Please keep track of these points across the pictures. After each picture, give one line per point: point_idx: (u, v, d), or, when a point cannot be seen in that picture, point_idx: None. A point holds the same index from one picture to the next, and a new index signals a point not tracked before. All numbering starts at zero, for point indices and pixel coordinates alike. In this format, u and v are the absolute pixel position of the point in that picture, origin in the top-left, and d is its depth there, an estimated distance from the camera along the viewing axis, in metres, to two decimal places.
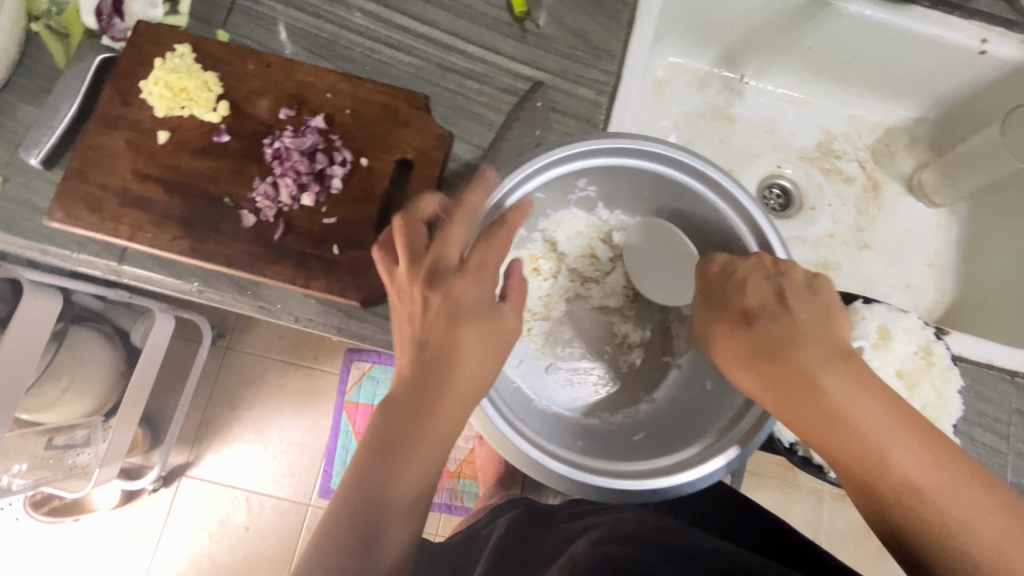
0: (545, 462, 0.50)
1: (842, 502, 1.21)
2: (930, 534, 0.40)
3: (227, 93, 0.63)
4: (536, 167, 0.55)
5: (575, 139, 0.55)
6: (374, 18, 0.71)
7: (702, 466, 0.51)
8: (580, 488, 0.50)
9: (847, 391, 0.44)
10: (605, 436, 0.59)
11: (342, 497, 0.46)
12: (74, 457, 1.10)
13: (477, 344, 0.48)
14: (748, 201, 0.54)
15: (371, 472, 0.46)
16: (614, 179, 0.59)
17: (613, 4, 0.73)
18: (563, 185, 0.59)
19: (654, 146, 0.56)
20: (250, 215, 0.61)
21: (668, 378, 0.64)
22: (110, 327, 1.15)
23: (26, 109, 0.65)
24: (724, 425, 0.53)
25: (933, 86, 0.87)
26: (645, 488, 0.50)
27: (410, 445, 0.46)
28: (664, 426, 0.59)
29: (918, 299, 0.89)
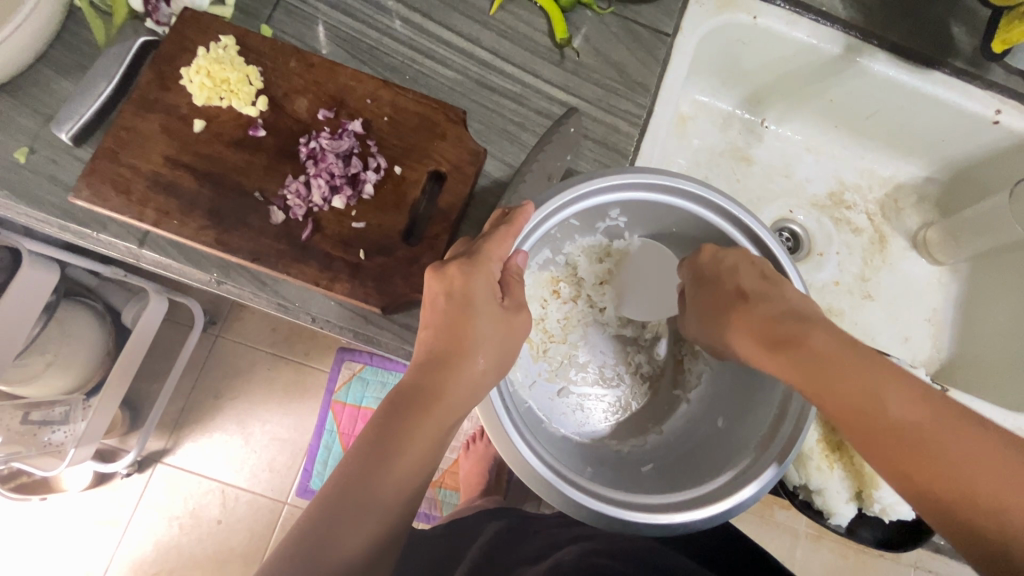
0: (561, 488, 0.50)
1: (817, 543, 1.23)
2: (920, 456, 0.43)
3: (267, 89, 0.64)
4: (572, 196, 0.56)
5: (612, 172, 0.56)
6: (417, 29, 0.72)
7: (708, 506, 0.51)
8: (593, 517, 0.50)
9: (832, 341, 0.48)
10: (614, 464, 0.59)
11: (345, 467, 0.47)
12: (50, 434, 1.04)
13: (488, 339, 0.50)
14: (774, 244, 0.56)
15: (379, 443, 0.48)
16: (646, 212, 0.61)
17: (651, 40, 0.75)
18: (595, 213, 0.60)
19: (692, 185, 0.57)
20: (279, 212, 0.61)
21: (677, 412, 0.65)
22: (100, 304, 1.12)
23: (61, 83, 0.64)
24: (735, 470, 0.54)
25: (945, 149, 0.90)
26: (659, 521, 0.51)
27: (420, 418, 0.48)
28: (672, 460, 0.60)
29: (915, 352, 0.92)
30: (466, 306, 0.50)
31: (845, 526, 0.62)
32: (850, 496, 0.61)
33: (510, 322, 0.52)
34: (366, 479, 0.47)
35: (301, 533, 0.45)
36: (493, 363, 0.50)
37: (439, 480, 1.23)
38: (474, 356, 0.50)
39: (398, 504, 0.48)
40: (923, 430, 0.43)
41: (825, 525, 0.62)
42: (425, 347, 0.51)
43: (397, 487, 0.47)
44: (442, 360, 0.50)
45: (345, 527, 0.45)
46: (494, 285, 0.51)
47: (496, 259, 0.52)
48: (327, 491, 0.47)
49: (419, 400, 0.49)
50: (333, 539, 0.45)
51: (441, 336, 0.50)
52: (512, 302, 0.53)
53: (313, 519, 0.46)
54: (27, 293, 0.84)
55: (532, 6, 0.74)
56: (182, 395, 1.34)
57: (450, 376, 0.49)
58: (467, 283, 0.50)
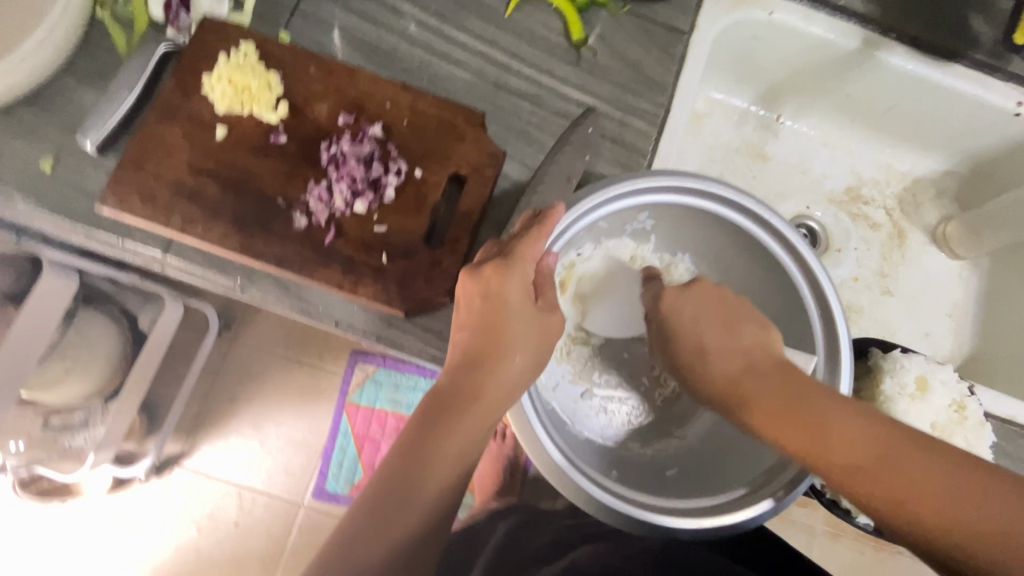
0: (591, 492, 0.50)
1: (835, 539, 1.22)
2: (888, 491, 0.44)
3: (288, 95, 0.64)
4: (599, 199, 0.56)
5: (638, 175, 0.57)
6: (433, 32, 0.72)
7: (735, 514, 0.51)
8: (623, 520, 0.50)
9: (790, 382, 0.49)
10: (639, 468, 0.60)
11: (386, 468, 0.49)
12: (70, 440, 1.10)
13: (524, 342, 0.50)
14: (800, 243, 0.56)
15: (417, 444, 0.48)
16: (671, 215, 0.61)
17: (668, 38, 0.75)
18: (621, 216, 0.61)
19: (717, 187, 0.57)
20: (302, 217, 0.61)
21: (698, 417, 0.65)
22: (118, 310, 1.13)
23: (84, 93, 0.65)
24: (763, 475, 0.54)
25: (965, 142, 0.89)
26: (688, 526, 0.51)
27: (455, 420, 0.48)
28: (694, 465, 0.61)
29: (935, 348, 0.91)
30: (501, 309, 0.50)
31: (872, 523, 0.62)
32: None
33: (544, 320, 0.51)
34: (407, 480, 0.48)
35: (349, 530, 0.47)
36: (529, 365, 0.50)
37: None
38: (508, 357, 0.49)
39: (439, 503, 0.49)
40: (890, 457, 0.45)
41: (853, 523, 0.61)
42: (459, 350, 0.50)
43: (438, 487, 0.48)
44: (476, 362, 0.49)
45: (389, 525, 0.47)
46: (528, 284, 0.51)
47: (530, 259, 0.51)
48: (369, 491, 0.48)
49: (453, 403, 0.48)
50: (378, 537, 0.47)
51: (476, 338, 0.49)
52: (546, 302, 0.52)
53: (358, 517, 0.47)
54: (48, 300, 0.85)
55: (548, 7, 0.74)
56: (198, 399, 1.36)
57: (485, 378, 0.48)
58: (503, 282, 0.50)
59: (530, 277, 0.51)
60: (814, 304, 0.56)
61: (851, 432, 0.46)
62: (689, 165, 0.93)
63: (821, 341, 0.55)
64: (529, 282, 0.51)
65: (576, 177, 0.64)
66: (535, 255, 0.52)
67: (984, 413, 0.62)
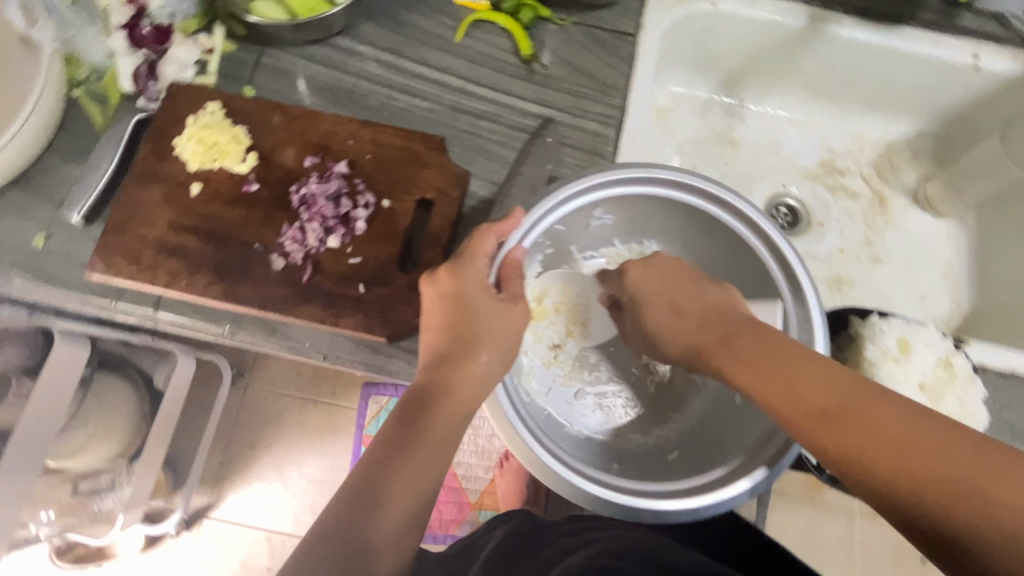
0: (588, 488, 0.49)
1: (874, 520, 1.19)
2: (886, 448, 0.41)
3: (255, 145, 0.67)
4: (554, 203, 0.56)
5: (589, 173, 0.57)
6: (389, 67, 0.75)
7: (723, 491, 0.50)
8: (627, 513, 0.49)
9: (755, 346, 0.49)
10: (639, 456, 0.60)
11: (359, 470, 0.46)
12: (99, 503, 1.11)
13: (492, 337, 0.51)
14: (759, 219, 0.56)
15: (391, 447, 0.47)
16: (630, 207, 0.62)
17: (616, 42, 0.77)
18: (580, 215, 0.61)
19: (667, 172, 0.57)
20: (279, 259, 0.64)
21: (693, 398, 0.65)
22: (135, 372, 1.17)
23: (68, 169, 0.69)
24: (761, 438, 0.53)
25: (930, 102, 0.89)
26: (689, 506, 0.50)
27: (433, 416, 0.48)
28: (696, 443, 0.60)
29: (933, 310, 0.89)
30: (465, 310, 0.51)
31: None
32: None
33: (504, 313, 0.52)
34: (385, 476, 0.46)
35: (317, 536, 0.43)
36: (495, 357, 0.51)
37: (478, 503, 1.22)
38: (477, 351, 0.50)
39: (416, 503, 0.46)
40: (851, 407, 0.43)
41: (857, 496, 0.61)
42: (431, 350, 0.52)
43: (415, 483, 0.46)
44: (448, 360, 0.50)
45: (363, 526, 0.44)
46: (484, 278, 0.53)
47: (482, 254, 0.53)
48: (342, 495, 0.45)
49: (430, 395, 0.49)
50: (353, 539, 0.43)
51: (443, 336, 0.52)
52: (508, 294, 0.53)
53: (331, 523, 0.44)
54: (63, 372, 0.88)
55: (496, 29, 0.77)
56: (219, 450, 1.38)
57: (458, 374, 0.49)
58: (456, 281, 0.52)
59: (483, 272, 0.53)
60: (784, 281, 0.56)
61: (817, 381, 0.45)
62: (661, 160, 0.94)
63: (794, 320, 0.54)
64: (485, 277, 0.53)
65: (539, 189, 0.69)
66: (488, 256, 0.54)
67: (973, 368, 0.61)
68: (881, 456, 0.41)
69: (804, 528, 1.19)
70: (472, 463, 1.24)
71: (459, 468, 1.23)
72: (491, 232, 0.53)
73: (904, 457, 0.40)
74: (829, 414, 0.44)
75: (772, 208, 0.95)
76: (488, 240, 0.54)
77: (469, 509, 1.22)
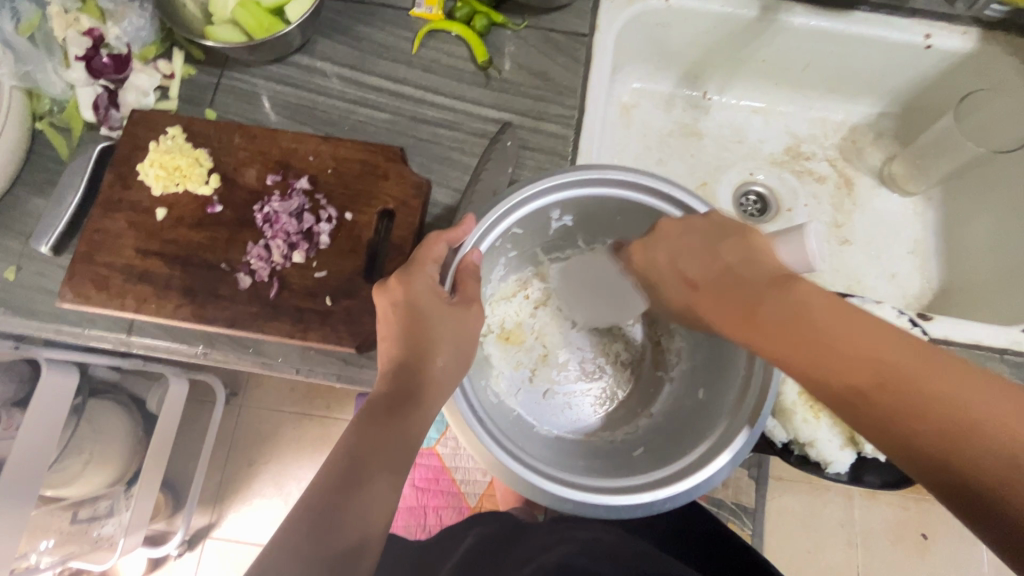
0: (545, 487, 0.50)
1: (870, 499, 1.19)
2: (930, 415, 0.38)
3: (217, 167, 0.68)
4: (508, 207, 0.57)
5: (542, 175, 0.58)
6: (348, 81, 0.76)
7: (687, 480, 0.51)
8: (585, 510, 0.50)
9: (784, 303, 0.44)
10: (608, 453, 0.60)
11: (324, 480, 0.46)
12: (98, 529, 1.13)
13: (447, 341, 0.53)
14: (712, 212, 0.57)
15: (356, 454, 0.48)
16: (588, 208, 0.62)
17: (570, 43, 0.78)
18: (538, 217, 0.62)
19: (618, 173, 0.58)
20: (246, 277, 0.64)
21: (662, 392, 0.66)
22: (126, 397, 1.16)
23: (36, 201, 0.70)
24: (724, 423, 0.54)
25: (889, 82, 0.90)
26: (646, 499, 0.50)
27: (396, 420, 0.49)
28: (662, 437, 0.60)
29: (906, 287, 0.90)
30: (418, 317, 0.52)
31: (847, 473, 0.61)
32: (845, 442, 0.61)
33: (458, 316, 0.54)
34: (351, 485, 0.46)
35: (283, 552, 0.42)
36: (452, 360, 0.53)
37: (477, 505, 1.22)
38: (434, 355, 0.52)
39: (384, 508, 0.47)
40: (897, 375, 0.39)
41: (829, 478, 0.61)
42: (389, 359, 0.53)
43: (381, 489, 0.47)
44: (406, 366, 0.52)
45: (331, 536, 0.44)
46: (436, 284, 0.54)
47: (433, 259, 0.55)
48: (308, 509, 0.45)
49: (391, 401, 0.50)
50: (323, 551, 0.43)
51: (400, 344, 0.53)
52: (463, 297, 0.54)
53: (298, 538, 0.43)
54: (52, 400, 0.87)
55: (450, 37, 0.78)
56: (218, 469, 1.38)
57: (416, 378, 0.51)
58: (408, 287, 0.53)
59: (435, 277, 0.54)
60: None
61: (857, 349, 0.41)
62: (628, 156, 0.95)
63: None
64: (436, 283, 0.54)
65: (500, 189, 0.69)
66: (440, 261, 0.55)
67: (930, 343, 0.62)
68: (927, 445, 0.38)
69: (801, 511, 1.19)
70: (469, 466, 1.23)
71: (456, 472, 1.23)
72: (444, 237, 0.55)
73: (965, 437, 0.36)
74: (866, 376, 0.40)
75: (741, 197, 0.96)
76: (441, 246, 0.55)
77: (468, 512, 1.22)
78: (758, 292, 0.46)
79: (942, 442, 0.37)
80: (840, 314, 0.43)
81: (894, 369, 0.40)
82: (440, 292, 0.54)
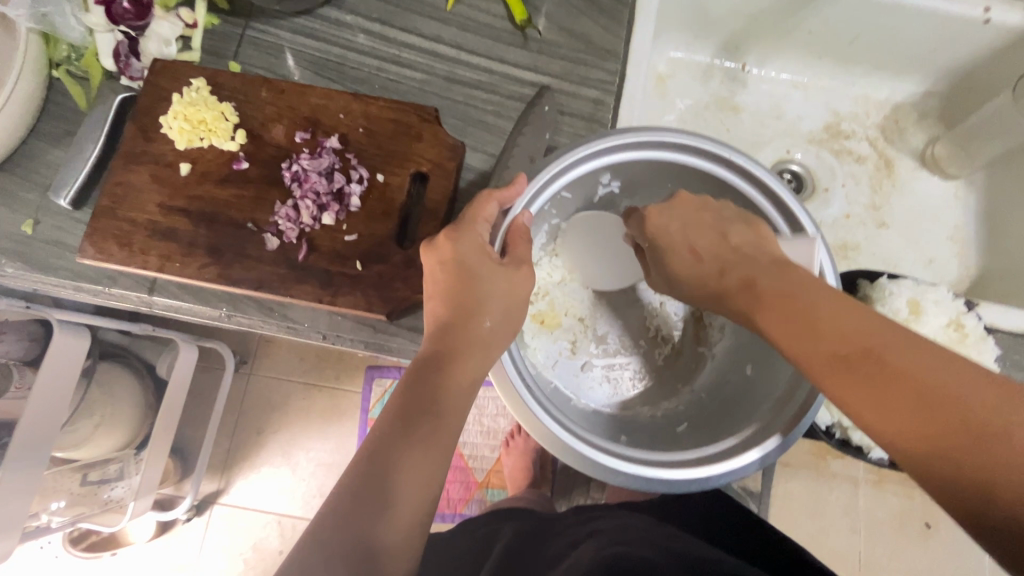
0: (595, 458, 0.49)
1: (879, 487, 1.19)
2: (905, 386, 0.38)
3: (243, 122, 0.65)
4: (560, 168, 0.55)
5: (595, 136, 0.55)
6: (379, 38, 0.73)
7: (736, 457, 0.50)
8: (638, 483, 0.49)
9: (778, 282, 0.46)
10: (649, 429, 0.59)
11: (367, 449, 0.45)
12: (108, 491, 1.10)
13: (498, 302, 0.51)
14: (774, 180, 0.54)
15: (395, 420, 0.46)
16: (638, 172, 0.60)
17: (612, 4, 0.74)
18: (587, 181, 0.60)
19: (676, 137, 0.55)
20: (273, 238, 0.62)
21: (704, 369, 0.64)
22: (138, 363, 1.15)
23: (53, 152, 0.67)
24: (773, 406, 0.52)
25: (939, 59, 0.86)
26: (699, 474, 0.49)
27: (436, 381, 0.48)
28: (707, 417, 0.59)
29: (940, 273, 0.88)
30: (466, 278, 0.51)
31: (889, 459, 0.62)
32: None
33: (506, 278, 0.52)
34: (394, 452, 0.44)
35: (327, 525, 0.41)
36: (500, 321, 0.51)
37: (486, 480, 1.22)
38: (480, 317, 0.50)
39: (429, 480, 0.45)
40: (876, 351, 0.40)
41: (866, 460, 0.62)
42: (435, 319, 0.52)
43: (424, 460, 0.45)
44: (449, 328, 0.50)
45: (377, 511, 0.42)
46: (478, 248, 0.52)
47: (483, 219, 0.53)
48: (351, 480, 0.43)
49: (430, 364, 0.49)
50: (369, 523, 0.41)
51: (446, 303, 0.51)
52: (513, 258, 0.53)
53: (340, 514, 0.41)
54: (64, 360, 0.84)
55: None
56: (226, 437, 1.38)
57: (461, 338, 0.50)
58: (455, 246, 0.52)
59: (484, 237, 0.53)
60: (796, 242, 0.54)
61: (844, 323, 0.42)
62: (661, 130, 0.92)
63: None
64: (484, 243, 0.53)
65: (537, 158, 0.65)
66: (489, 224, 0.54)
67: (983, 327, 0.60)
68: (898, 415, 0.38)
69: (810, 497, 1.19)
70: (479, 442, 1.23)
71: (467, 448, 1.23)
72: (494, 198, 0.53)
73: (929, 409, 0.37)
74: (846, 349, 0.41)
75: (776, 175, 0.93)
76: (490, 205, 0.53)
77: (477, 487, 1.22)
78: (754, 266, 0.48)
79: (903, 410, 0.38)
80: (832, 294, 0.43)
81: (874, 342, 0.40)
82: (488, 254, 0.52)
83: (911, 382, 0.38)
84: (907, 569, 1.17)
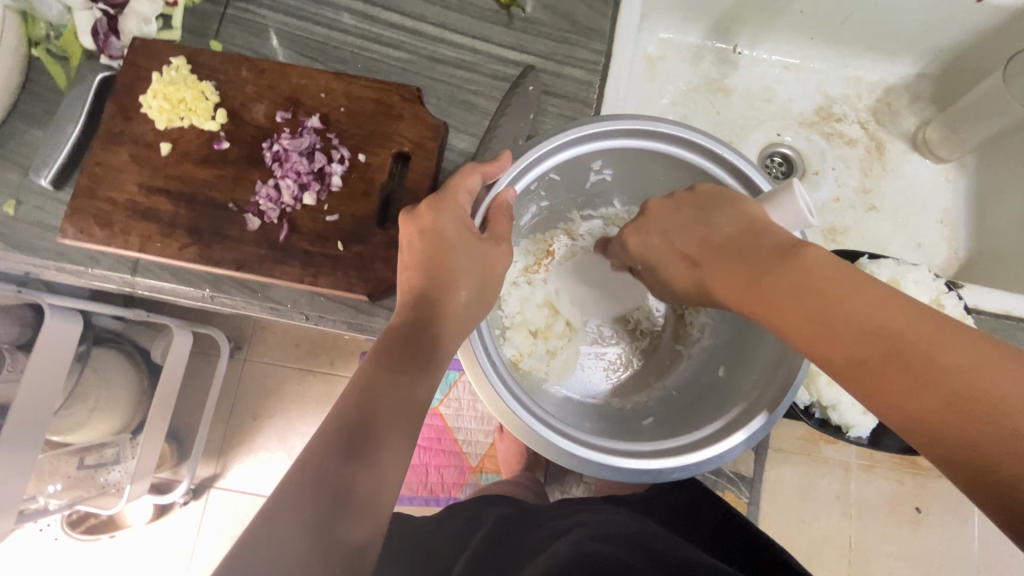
0: (549, 438, 0.49)
1: (870, 472, 1.20)
2: (936, 383, 0.36)
3: (224, 101, 0.65)
4: (549, 149, 0.55)
5: (587, 120, 0.55)
6: (362, 16, 0.72)
7: (698, 451, 0.50)
8: (592, 469, 0.49)
9: (792, 275, 0.42)
10: (616, 420, 0.60)
11: (330, 431, 0.43)
12: (106, 474, 1.10)
13: (471, 279, 0.52)
14: (757, 175, 0.54)
15: (364, 404, 0.45)
16: (628, 162, 0.60)
17: None
18: (576, 167, 0.59)
19: (667, 127, 0.55)
20: (254, 218, 0.62)
21: (678, 368, 0.65)
22: (131, 347, 1.16)
23: (33, 133, 0.67)
24: (751, 395, 0.53)
25: (933, 39, 0.85)
26: (654, 467, 0.49)
27: (407, 361, 0.48)
28: (674, 410, 0.60)
29: (931, 257, 0.88)
30: (444, 250, 0.51)
31: (867, 437, 0.63)
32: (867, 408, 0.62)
33: (486, 252, 0.52)
34: (361, 445, 0.43)
35: (286, 514, 0.39)
36: (475, 295, 0.52)
37: (479, 465, 1.23)
38: (455, 289, 0.51)
39: (393, 465, 0.44)
40: (904, 346, 0.38)
41: (846, 439, 0.64)
42: (407, 291, 0.52)
43: (391, 442, 0.44)
44: (424, 300, 0.51)
45: (339, 493, 0.41)
46: (459, 225, 0.52)
47: (464, 191, 0.53)
48: (315, 464, 0.41)
49: (403, 341, 0.49)
50: (332, 506, 0.40)
51: (421, 274, 0.52)
52: (493, 235, 0.53)
53: (300, 497, 0.40)
54: (55, 343, 0.84)
55: None
56: (222, 422, 1.39)
57: (436, 311, 0.50)
58: (436, 217, 0.52)
59: (466, 210, 0.53)
60: None
61: (863, 323, 0.39)
62: (650, 112, 0.91)
63: None
64: (465, 215, 0.53)
65: (520, 139, 0.65)
66: (471, 197, 0.54)
67: (964, 308, 0.60)
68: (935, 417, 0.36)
69: (801, 482, 1.19)
70: (472, 427, 1.24)
71: (459, 433, 1.23)
72: (478, 170, 0.54)
73: (970, 404, 0.35)
74: (875, 345, 0.39)
75: (767, 158, 0.93)
76: (474, 178, 0.54)
77: (470, 472, 1.23)
78: (761, 263, 0.44)
79: (938, 409, 0.36)
80: (850, 284, 0.40)
81: (898, 340, 0.38)
82: (468, 232, 0.52)
83: (941, 376, 0.36)
84: (895, 553, 1.19)
